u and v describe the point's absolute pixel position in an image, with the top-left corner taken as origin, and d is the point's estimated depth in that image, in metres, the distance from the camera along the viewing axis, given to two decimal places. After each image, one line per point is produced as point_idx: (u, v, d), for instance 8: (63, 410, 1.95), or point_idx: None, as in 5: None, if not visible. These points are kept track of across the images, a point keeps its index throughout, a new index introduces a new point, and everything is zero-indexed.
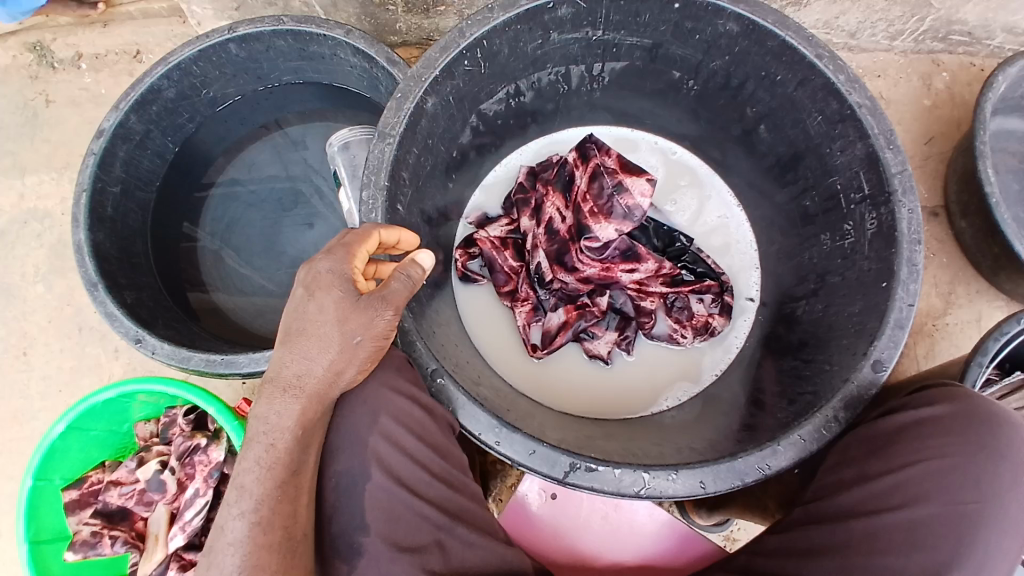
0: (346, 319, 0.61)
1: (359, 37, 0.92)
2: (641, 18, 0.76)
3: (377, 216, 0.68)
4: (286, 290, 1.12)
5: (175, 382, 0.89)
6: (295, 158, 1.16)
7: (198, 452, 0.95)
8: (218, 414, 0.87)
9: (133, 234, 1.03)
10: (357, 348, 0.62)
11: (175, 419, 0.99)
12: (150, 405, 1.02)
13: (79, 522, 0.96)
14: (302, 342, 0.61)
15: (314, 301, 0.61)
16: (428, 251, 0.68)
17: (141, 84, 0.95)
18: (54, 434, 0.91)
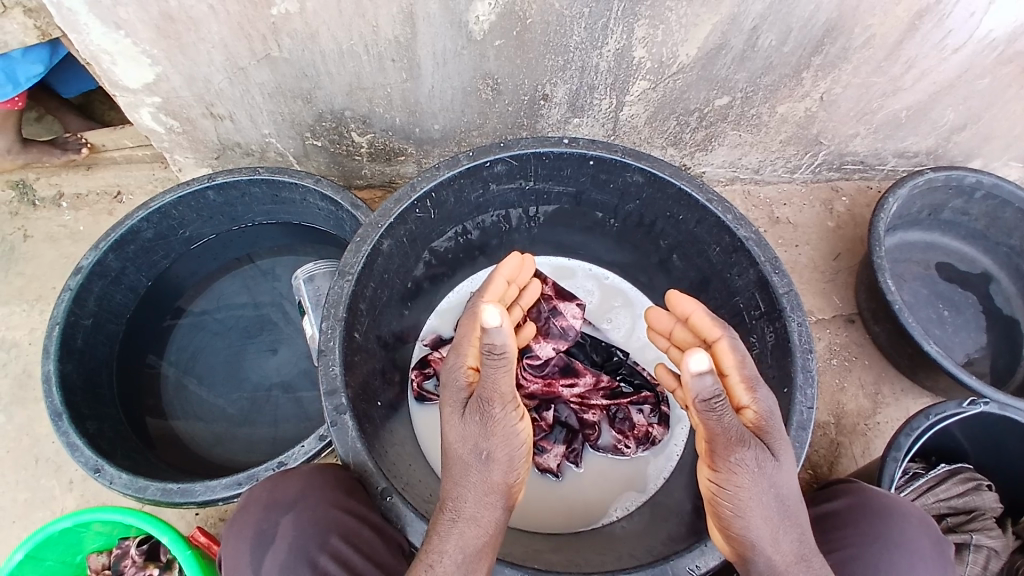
0: (478, 437, 0.66)
1: (327, 184, 1.05)
2: (564, 172, 0.90)
3: (334, 345, 0.75)
4: (246, 416, 1.14)
5: (134, 511, 0.89)
6: (264, 289, 1.25)
7: None
8: (168, 544, 0.87)
9: (99, 364, 1.07)
10: (493, 461, 0.67)
11: (127, 550, 0.96)
12: (104, 536, 0.98)
13: None
14: (452, 472, 0.68)
15: (451, 429, 0.68)
16: (492, 308, 0.61)
17: (121, 227, 1.05)
18: (10, 566, 0.88)
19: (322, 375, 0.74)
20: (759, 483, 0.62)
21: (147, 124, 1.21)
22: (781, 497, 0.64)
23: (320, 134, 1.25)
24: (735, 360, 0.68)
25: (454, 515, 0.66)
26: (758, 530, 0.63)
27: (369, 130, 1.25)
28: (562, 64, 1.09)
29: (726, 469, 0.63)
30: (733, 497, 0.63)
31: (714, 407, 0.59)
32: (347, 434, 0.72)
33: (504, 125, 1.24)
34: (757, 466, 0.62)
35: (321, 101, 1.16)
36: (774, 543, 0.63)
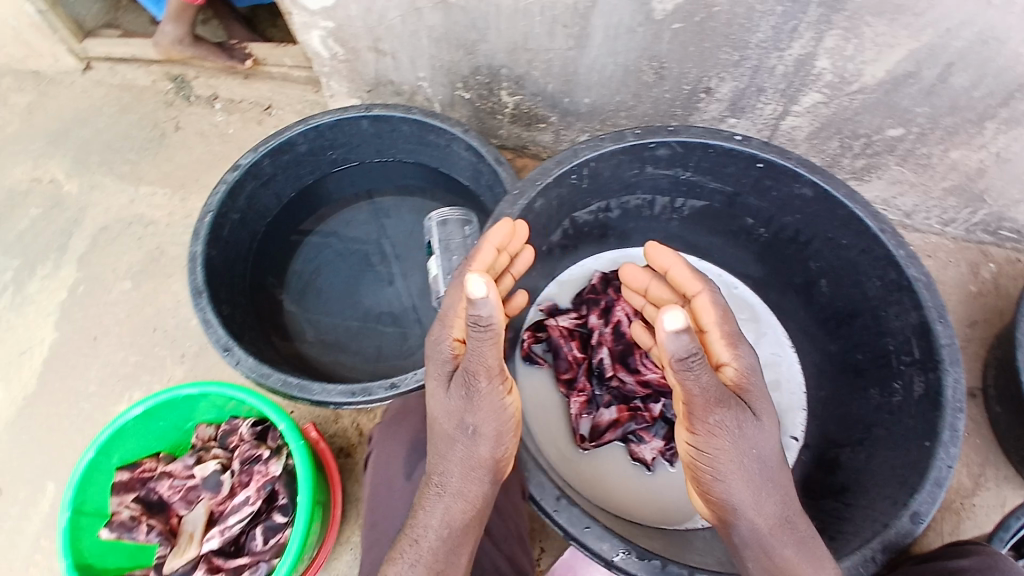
0: (463, 411, 0.66)
1: (474, 137, 1.07)
2: (727, 170, 0.87)
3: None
4: (352, 337, 1.20)
5: (255, 393, 0.88)
6: (391, 223, 1.29)
7: (259, 462, 0.86)
8: (284, 432, 0.83)
9: (238, 256, 1.14)
10: (479, 436, 0.67)
11: (238, 427, 0.90)
12: (216, 410, 0.94)
13: (119, 504, 0.86)
14: (438, 443, 0.69)
15: (434, 398, 0.68)
16: (477, 276, 0.57)
17: (280, 136, 1.10)
18: (131, 414, 0.85)
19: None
20: (738, 446, 0.60)
21: (315, 47, 1.26)
22: (759, 462, 0.62)
23: (471, 86, 1.27)
24: (715, 315, 0.64)
25: (443, 491, 0.68)
26: (738, 495, 0.62)
27: (518, 92, 1.26)
28: (736, 60, 1.05)
29: (704, 434, 0.60)
30: (712, 462, 0.61)
31: (686, 369, 0.55)
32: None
33: (656, 111, 1.22)
34: (734, 428, 0.59)
35: (480, 55, 1.17)
36: (756, 508, 0.62)
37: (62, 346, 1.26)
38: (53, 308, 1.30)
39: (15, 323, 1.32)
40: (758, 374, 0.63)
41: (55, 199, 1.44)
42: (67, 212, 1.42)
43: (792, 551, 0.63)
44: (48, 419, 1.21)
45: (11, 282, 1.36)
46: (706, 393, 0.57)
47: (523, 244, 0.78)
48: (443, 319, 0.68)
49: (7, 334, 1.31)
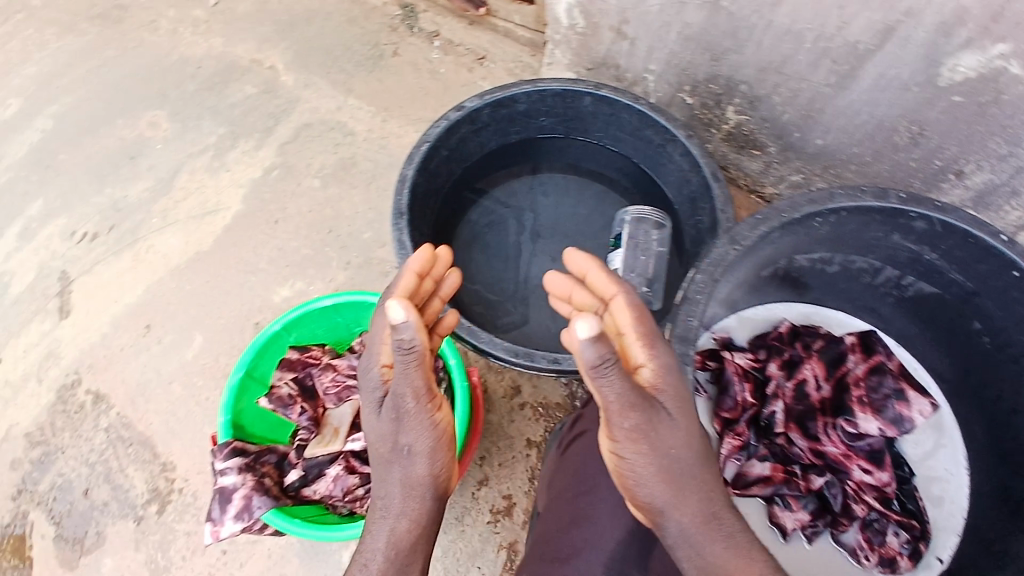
0: (394, 433, 0.64)
1: (697, 145, 1.04)
2: (980, 266, 0.80)
3: (701, 300, 0.73)
4: (505, 299, 1.22)
5: None
6: (570, 202, 1.28)
7: None
8: (453, 368, 0.89)
9: (435, 192, 1.14)
10: (415, 454, 0.64)
11: None
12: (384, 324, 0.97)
13: (282, 378, 0.88)
14: (381, 466, 0.68)
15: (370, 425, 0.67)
16: (394, 301, 0.59)
17: (507, 90, 1.08)
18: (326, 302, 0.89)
19: (680, 320, 0.72)
20: (654, 449, 0.61)
21: (556, 12, 1.22)
22: (679, 469, 0.61)
23: (699, 92, 1.23)
24: (634, 318, 0.62)
25: (394, 514, 0.65)
26: (653, 493, 0.62)
27: (746, 113, 1.21)
28: (1003, 155, 0.96)
29: (622, 440, 0.60)
30: (638, 472, 0.62)
31: (602, 376, 0.56)
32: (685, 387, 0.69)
33: (890, 176, 1.15)
34: (648, 434, 0.60)
35: (727, 66, 1.13)
36: (674, 507, 0.62)
37: (243, 217, 1.31)
38: (242, 182, 1.34)
39: (208, 186, 1.34)
40: (679, 383, 0.63)
41: (268, 84, 1.45)
42: (278, 101, 1.43)
43: (721, 545, 0.61)
44: (214, 281, 1.24)
45: (212, 146, 1.38)
46: (621, 398, 0.58)
47: (442, 269, 0.78)
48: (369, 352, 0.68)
49: (196, 193, 1.33)
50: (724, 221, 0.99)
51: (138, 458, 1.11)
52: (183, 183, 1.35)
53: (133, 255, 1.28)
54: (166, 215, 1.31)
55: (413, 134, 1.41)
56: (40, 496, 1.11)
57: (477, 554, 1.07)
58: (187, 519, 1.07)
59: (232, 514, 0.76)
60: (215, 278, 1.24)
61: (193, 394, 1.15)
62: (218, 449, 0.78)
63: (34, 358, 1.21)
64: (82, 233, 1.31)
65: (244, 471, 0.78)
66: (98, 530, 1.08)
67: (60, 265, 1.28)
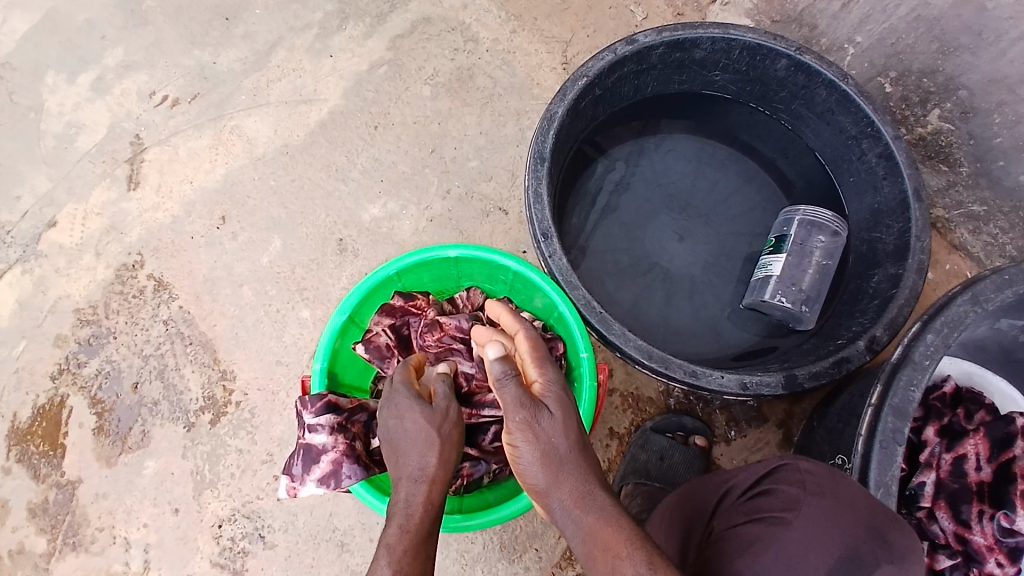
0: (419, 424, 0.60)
1: (903, 149, 0.86)
2: None
3: (927, 366, 0.60)
4: (617, 272, 1.03)
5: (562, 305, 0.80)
6: (713, 174, 1.08)
7: None
8: (583, 364, 0.77)
9: (572, 136, 0.97)
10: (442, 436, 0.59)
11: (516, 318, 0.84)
12: (502, 286, 0.87)
13: (380, 325, 0.79)
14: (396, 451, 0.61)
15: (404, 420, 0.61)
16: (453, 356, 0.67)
17: (693, 31, 0.90)
18: (449, 253, 0.78)
19: (898, 388, 0.59)
20: (540, 440, 0.56)
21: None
22: (560, 455, 0.55)
23: (903, 83, 1.04)
24: (529, 340, 0.65)
25: (411, 481, 0.56)
26: (535, 479, 0.56)
27: (953, 122, 1.01)
28: None
29: (509, 432, 0.57)
30: (521, 459, 0.57)
31: (504, 383, 0.59)
32: (890, 470, 0.57)
33: None
34: (539, 426, 0.56)
35: (951, 64, 0.96)
36: (553, 486, 0.55)
37: (339, 115, 1.15)
38: (345, 73, 1.18)
39: (305, 70, 1.18)
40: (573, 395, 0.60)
41: None
42: None
43: (595, 518, 0.53)
44: (305, 181, 1.12)
45: (317, 24, 1.20)
46: (513, 397, 0.58)
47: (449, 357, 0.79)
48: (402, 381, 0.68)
49: (292, 76, 1.18)
50: (917, 249, 0.82)
51: (196, 360, 1.04)
52: (280, 61, 1.18)
53: (215, 133, 1.15)
54: (256, 95, 1.17)
55: (544, 55, 1.20)
56: (84, 380, 1.04)
57: (535, 535, 0.96)
58: (241, 436, 1.00)
59: (316, 477, 0.68)
60: (302, 173, 1.12)
61: (263, 304, 1.06)
62: (310, 401, 0.69)
63: (92, 232, 1.11)
64: (162, 97, 1.17)
65: (335, 431, 0.69)
66: (143, 429, 1.02)
67: (135, 127, 1.16)
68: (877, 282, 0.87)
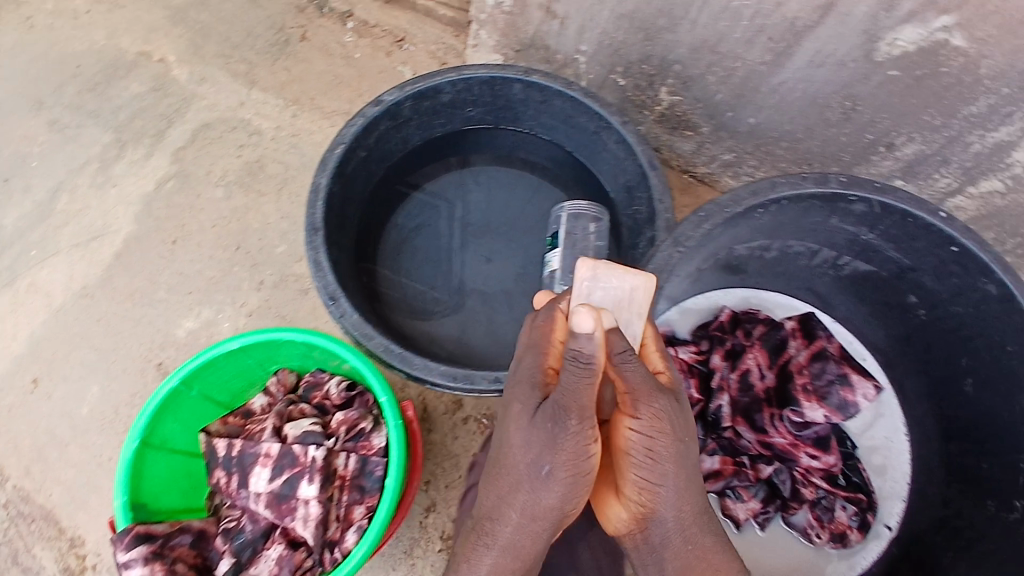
0: (544, 447, 0.57)
1: (632, 132, 0.99)
2: (915, 243, 0.81)
3: (650, 312, 0.69)
4: (442, 307, 1.13)
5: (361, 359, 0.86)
6: (502, 195, 1.21)
7: (360, 437, 0.88)
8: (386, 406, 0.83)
9: (353, 198, 1.04)
10: (554, 453, 0.57)
11: (323, 384, 0.92)
12: (305, 358, 0.94)
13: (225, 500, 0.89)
14: (516, 445, 0.59)
15: (528, 431, 0.58)
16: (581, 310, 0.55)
17: (429, 80, 0.99)
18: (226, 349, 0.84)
19: None
20: (677, 439, 0.58)
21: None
22: (686, 460, 0.59)
23: (631, 74, 1.16)
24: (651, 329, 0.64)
25: (528, 479, 0.59)
26: (665, 484, 0.59)
27: (680, 93, 1.14)
28: (937, 125, 0.96)
29: (636, 417, 0.58)
30: (659, 457, 0.58)
31: (624, 360, 0.56)
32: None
33: (821, 152, 1.10)
34: (678, 426, 0.59)
35: (660, 46, 1.07)
36: (677, 496, 0.59)
37: (133, 241, 1.15)
38: (132, 199, 1.19)
39: (91, 208, 1.18)
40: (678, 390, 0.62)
41: (157, 80, 1.29)
42: (169, 99, 1.27)
43: (703, 539, 0.60)
44: (110, 318, 1.10)
45: (95, 160, 1.22)
46: (642, 381, 0.57)
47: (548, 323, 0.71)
48: (531, 349, 0.61)
49: (79, 217, 1.18)
50: (663, 212, 0.94)
51: (42, 536, 0.99)
52: (65, 205, 1.19)
53: (12, 296, 1.13)
54: (46, 247, 1.16)
55: (328, 129, 1.26)
56: None
57: None
58: None
59: None
60: (106, 312, 1.11)
61: (93, 455, 1.02)
62: (119, 539, 0.78)
63: None
64: None
65: (150, 560, 0.79)
66: None
67: None
68: (643, 249, 0.98)
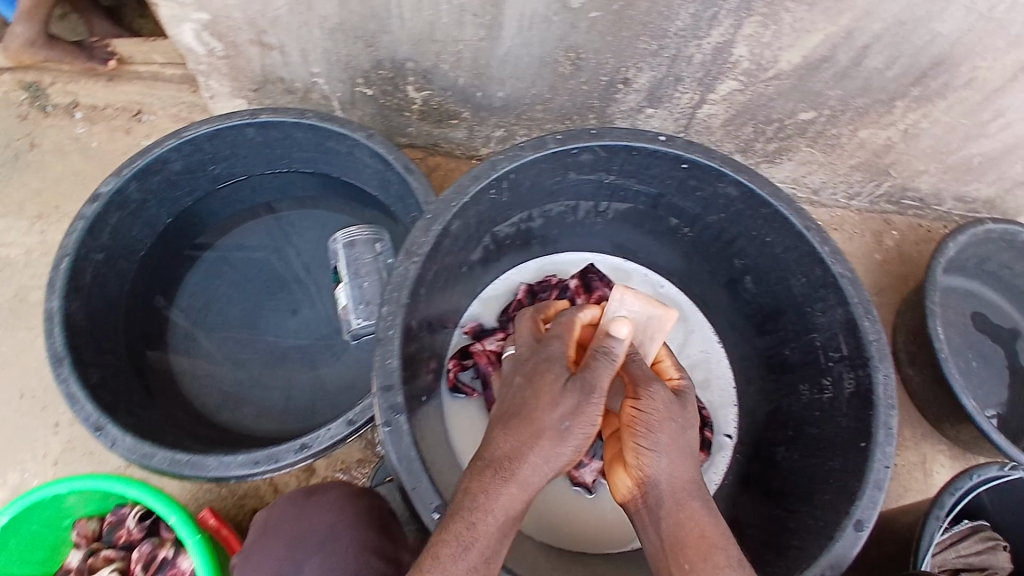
0: (568, 406, 0.62)
1: (381, 143, 0.97)
2: (651, 171, 0.84)
3: (394, 334, 0.67)
4: (253, 379, 1.10)
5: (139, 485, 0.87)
6: (291, 245, 1.18)
7: (165, 564, 0.93)
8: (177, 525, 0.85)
9: (108, 304, 1.04)
10: (574, 417, 0.61)
11: (124, 520, 0.95)
12: (95, 502, 0.94)
13: None
14: (530, 403, 0.63)
15: (544, 389, 0.63)
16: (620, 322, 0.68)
17: (148, 154, 0.97)
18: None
19: (377, 366, 0.65)
20: (672, 414, 0.65)
21: (186, 42, 1.06)
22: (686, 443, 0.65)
23: (373, 82, 1.12)
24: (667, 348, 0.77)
25: (552, 433, 0.61)
26: (662, 449, 0.63)
27: (426, 87, 1.13)
28: (655, 49, 0.98)
29: (643, 395, 0.66)
30: (658, 428, 0.64)
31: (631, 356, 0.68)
32: (401, 438, 0.64)
33: (573, 104, 1.13)
34: (680, 413, 0.66)
35: (384, 47, 1.03)
36: (677, 466, 0.63)
37: None
38: None
39: None
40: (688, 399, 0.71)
41: None
42: None
43: (699, 506, 0.63)
44: None
45: None
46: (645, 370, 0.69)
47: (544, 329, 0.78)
48: (561, 336, 0.69)
49: None
50: None
51: None
52: None
53: None
54: None
55: None
56: None
57: None
58: None
59: None
60: None
61: None
62: None
63: None
64: None
65: None
66: None
67: None
68: None
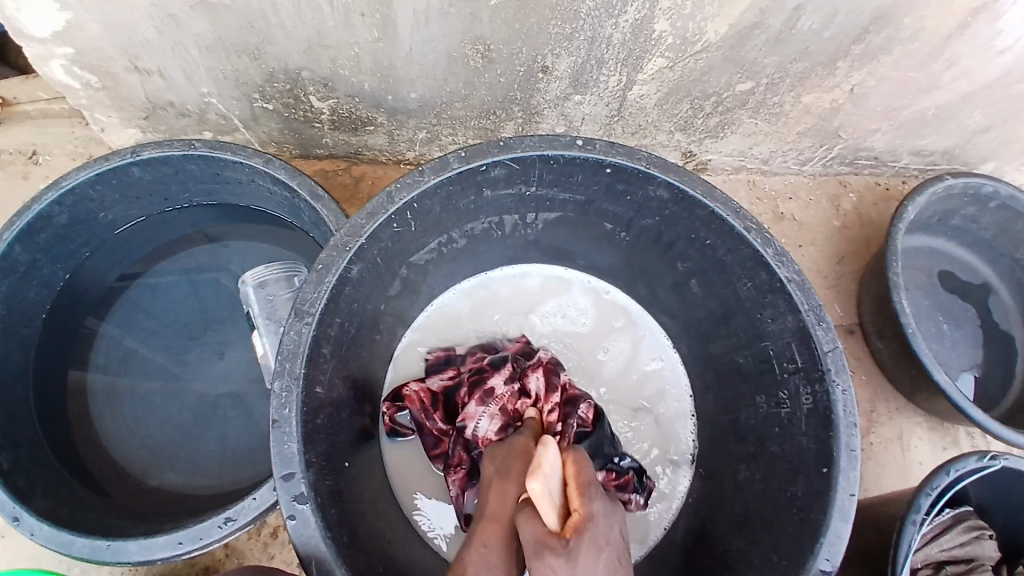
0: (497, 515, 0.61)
1: (279, 167, 0.87)
2: (575, 179, 0.76)
3: (290, 413, 0.61)
4: (185, 437, 1.00)
5: None
6: (207, 284, 1.07)
7: None
8: None
9: (8, 378, 0.93)
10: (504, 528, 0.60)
11: None
12: None
13: None
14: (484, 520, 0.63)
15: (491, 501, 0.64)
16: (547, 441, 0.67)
17: (26, 212, 0.87)
18: None
19: (276, 452, 0.60)
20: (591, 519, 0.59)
21: (54, 77, 0.94)
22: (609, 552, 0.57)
23: (272, 96, 1.02)
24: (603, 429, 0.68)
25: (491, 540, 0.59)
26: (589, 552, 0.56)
27: (331, 96, 1.02)
28: (571, 33, 0.88)
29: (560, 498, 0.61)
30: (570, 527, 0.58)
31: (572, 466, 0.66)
32: (309, 530, 0.59)
33: (494, 98, 1.03)
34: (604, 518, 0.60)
35: (272, 59, 0.93)
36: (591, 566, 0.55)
37: None
38: None
39: None
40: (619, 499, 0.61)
41: None
42: None
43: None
44: None
45: None
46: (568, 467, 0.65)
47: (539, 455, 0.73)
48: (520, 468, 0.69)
49: None
50: None
51: None
52: None
53: None
54: None
55: None
56: None
57: None
58: None
59: None
60: None
61: None
62: None
63: None
64: None
65: None
66: None
67: None
68: None
